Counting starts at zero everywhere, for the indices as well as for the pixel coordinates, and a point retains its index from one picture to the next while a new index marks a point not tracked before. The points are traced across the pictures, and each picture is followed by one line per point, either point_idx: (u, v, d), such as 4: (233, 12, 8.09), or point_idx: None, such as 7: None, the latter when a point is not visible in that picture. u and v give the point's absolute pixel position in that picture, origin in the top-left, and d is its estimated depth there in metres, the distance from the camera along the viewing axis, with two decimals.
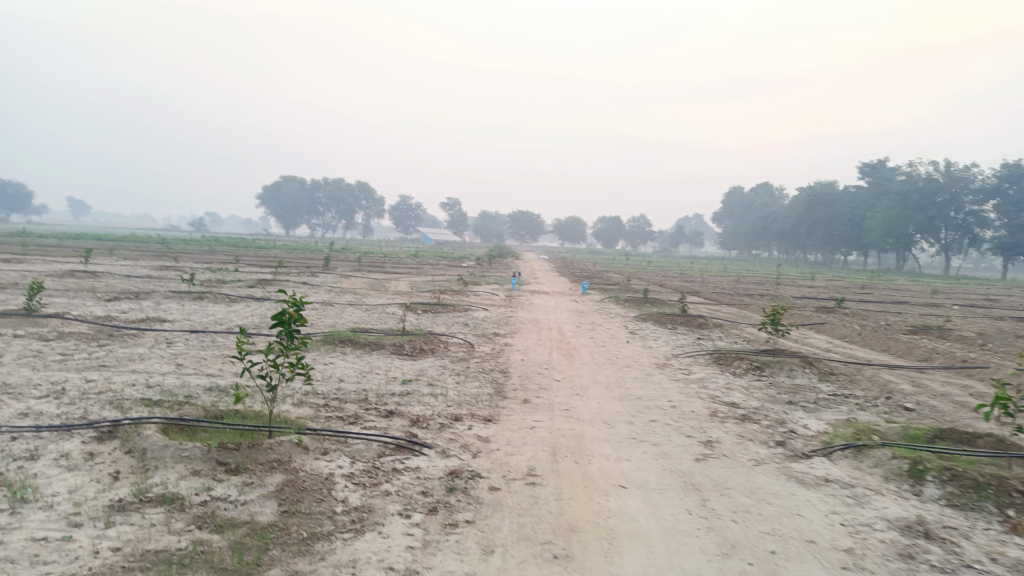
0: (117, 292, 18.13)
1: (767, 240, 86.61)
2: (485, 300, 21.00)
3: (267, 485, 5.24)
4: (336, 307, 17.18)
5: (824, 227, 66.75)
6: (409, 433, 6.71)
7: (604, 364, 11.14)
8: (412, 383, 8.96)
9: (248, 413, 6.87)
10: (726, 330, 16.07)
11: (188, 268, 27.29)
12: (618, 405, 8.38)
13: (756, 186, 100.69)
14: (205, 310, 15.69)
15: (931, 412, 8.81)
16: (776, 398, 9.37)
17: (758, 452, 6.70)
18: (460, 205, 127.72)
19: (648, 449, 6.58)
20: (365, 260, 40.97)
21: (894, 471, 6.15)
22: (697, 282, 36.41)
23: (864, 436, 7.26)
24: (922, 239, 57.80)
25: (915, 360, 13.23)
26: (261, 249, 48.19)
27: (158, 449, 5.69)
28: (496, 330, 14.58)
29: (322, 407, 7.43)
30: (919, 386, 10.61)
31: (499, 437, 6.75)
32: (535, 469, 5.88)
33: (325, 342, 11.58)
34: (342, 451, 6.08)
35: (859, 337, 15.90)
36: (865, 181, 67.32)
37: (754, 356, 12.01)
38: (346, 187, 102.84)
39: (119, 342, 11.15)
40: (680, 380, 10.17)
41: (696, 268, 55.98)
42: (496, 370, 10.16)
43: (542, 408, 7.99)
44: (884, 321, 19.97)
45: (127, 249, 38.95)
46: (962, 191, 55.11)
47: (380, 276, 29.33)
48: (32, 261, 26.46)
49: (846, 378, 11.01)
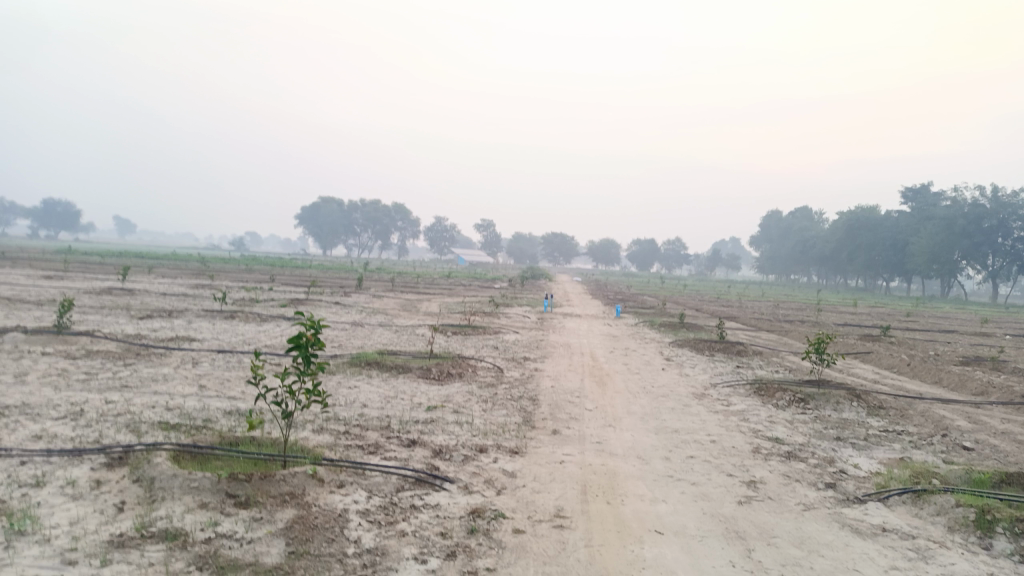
0: (151, 310, 18.19)
1: (806, 265, 84.97)
2: (516, 323, 20.60)
3: (276, 522, 4.91)
4: (365, 328, 16.96)
5: (865, 252, 65.24)
6: (430, 466, 6.34)
7: (638, 393, 10.66)
8: (438, 410, 8.62)
9: (264, 440, 6.56)
10: (766, 358, 15.43)
11: (222, 286, 27.45)
12: (653, 438, 7.90)
13: (795, 209, 98.91)
14: (235, 329, 15.57)
15: (993, 453, 8.14)
16: (823, 433, 8.80)
17: (806, 495, 6.18)
18: (494, 226, 127.53)
19: (685, 489, 6.11)
20: (399, 280, 41.12)
21: (958, 521, 5.58)
22: (734, 306, 35.69)
23: (922, 479, 6.68)
24: (968, 266, 55.99)
25: (970, 394, 12.47)
26: (296, 268, 48.56)
27: (167, 478, 5.41)
28: (526, 354, 14.20)
29: (341, 435, 7.12)
30: (977, 423, 9.90)
31: (525, 473, 6.34)
32: (564, 510, 5.46)
33: (351, 364, 11.31)
34: (359, 484, 5.74)
35: (908, 368, 15.12)
36: (907, 206, 65.80)
37: (797, 387, 11.43)
38: (382, 207, 103.65)
39: (145, 362, 11.01)
40: (720, 412, 9.65)
41: (733, 292, 55.02)
42: (525, 397, 9.77)
43: (572, 440, 7.57)
44: (932, 351, 19.06)
45: (164, 267, 39.50)
46: (1010, 218, 53.35)
47: (412, 296, 29.21)
48: (73, 278, 26.93)
49: (897, 413, 10.34)
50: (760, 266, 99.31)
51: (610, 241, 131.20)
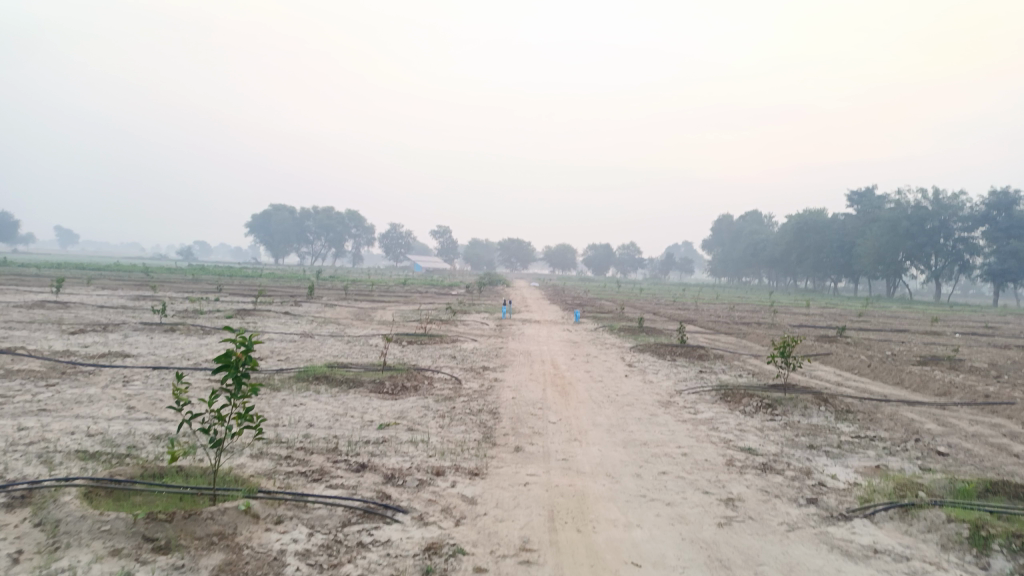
0: (84, 324, 16.99)
1: (757, 268, 86.36)
2: (474, 330, 19.98)
3: (200, 570, 4.25)
4: (315, 339, 16.14)
5: (815, 254, 66.40)
6: (381, 494, 5.72)
7: (603, 402, 10.20)
8: (390, 428, 7.99)
9: (193, 471, 5.87)
10: (729, 362, 15.15)
11: (164, 298, 26.05)
12: (621, 453, 7.41)
13: (745, 212, 100.54)
14: (174, 344, 14.62)
15: (969, 458, 7.89)
16: (796, 441, 8.42)
17: (788, 513, 5.76)
18: (451, 232, 126.77)
19: (661, 511, 5.62)
20: (352, 288, 40.11)
21: (952, 538, 5.20)
22: (691, 309, 35.73)
23: (908, 492, 6.29)
24: (913, 266, 57.38)
25: (933, 395, 12.33)
26: (245, 278, 47.02)
27: (74, 521, 4.68)
28: (485, 364, 13.62)
29: (282, 460, 6.46)
30: (946, 426, 9.67)
31: (486, 498, 5.78)
32: (529, 542, 4.92)
33: (298, 378, 10.58)
34: (300, 519, 5.11)
35: (869, 369, 14.99)
36: (853, 209, 67.26)
37: (764, 392, 11.11)
38: (336, 214, 101.96)
39: (70, 382, 10.07)
40: (689, 421, 9.22)
41: (689, 295, 55.24)
42: (484, 411, 9.18)
43: (535, 458, 7.04)
44: (889, 351, 19.11)
45: (104, 279, 37.75)
46: (950, 218, 54.84)
47: (365, 305, 28.31)
48: (3, 292, 25.38)
49: (866, 417, 10.07)
50: (713, 268, 100.64)
51: (567, 247, 131.60)
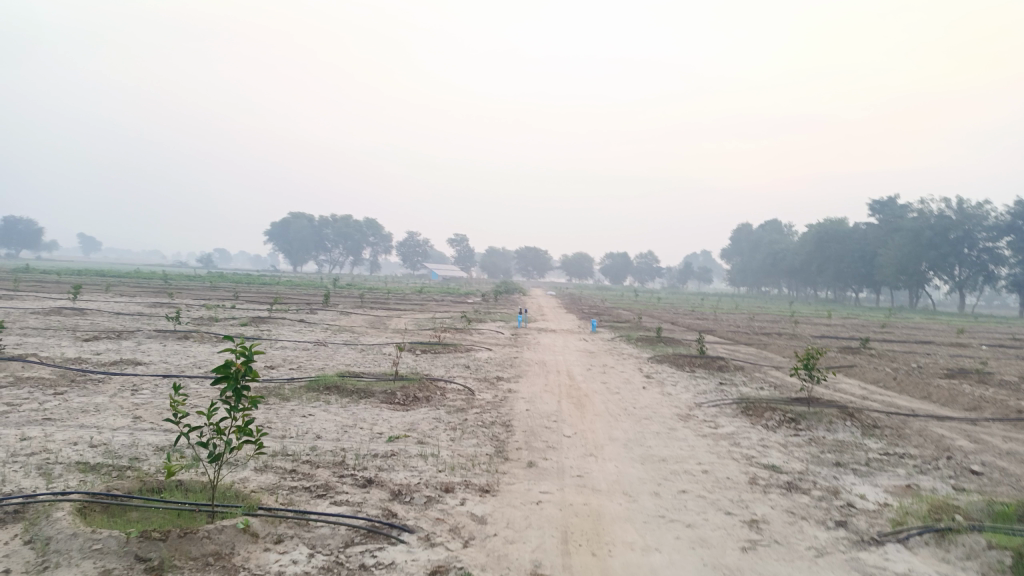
0: (98, 331, 16.90)
1: (776, 277, 85.38)
2: (489, 339, 19.73)
3: None
4: (328, 348, 15.95)
5: (835, 264, 65.43)
6: (387, 512, 5.47)
7: (620, 415, 9.90)
8: (400, 441, 7.75)
9: (193, 485, 5.67)
10: (749, 374, 14.77)
11: (180, 305, 25.98)
12: (639, 469, 7.12)
13: (764, 221, 99.74)
14: (187, 352, 14.47)
15: (1005, 478, 7.51)
16: (822, 459, 8.07)
17: (816, 537, 5.44)
18: (468, 241, 126.81)
19: (680, 533, 5.33)
20: (367, 296, 39.98)
21: (993, 566, 4.85)
22: (709, 319, 35.20)
23: (944, 515, 5.93)
24: (936, 277, 56.31)
25: (963, 410, 11.89)
26: (262, 285, 47.02)
27: (64, 539, 4.47)
28: (500, 374, 13.36)
29: (287, 474, 6.25)
30: (979, 443, 9.27)
31: (496, 518, 5.52)
32: (541, 566, 4.65)
33: (308, 388, 10.38)
34: (301, 539, 4.87)
35: (895, 382, 14.54)
36: (875, 218, 66.34)
37: (787, 406, 10.76)
38: (353, 222, 102.34)
39: (78, 390, 9.92)
40: (710, 436, 8.90)
41: (707, 304, 54.52)
42: (497, 424, 8.92)
43: (549, 474, 6.77)
44: (915, 363, 18.57)
45: (122, 286, 37.82)
46: (974, 228, 53.85)
47: (381, 313, 28.16)
48: (21, 298, 25.44)
49: (894, 433, 9.68)
50: (731, 278, 99.62)
51: (584, 256, 131.18)
